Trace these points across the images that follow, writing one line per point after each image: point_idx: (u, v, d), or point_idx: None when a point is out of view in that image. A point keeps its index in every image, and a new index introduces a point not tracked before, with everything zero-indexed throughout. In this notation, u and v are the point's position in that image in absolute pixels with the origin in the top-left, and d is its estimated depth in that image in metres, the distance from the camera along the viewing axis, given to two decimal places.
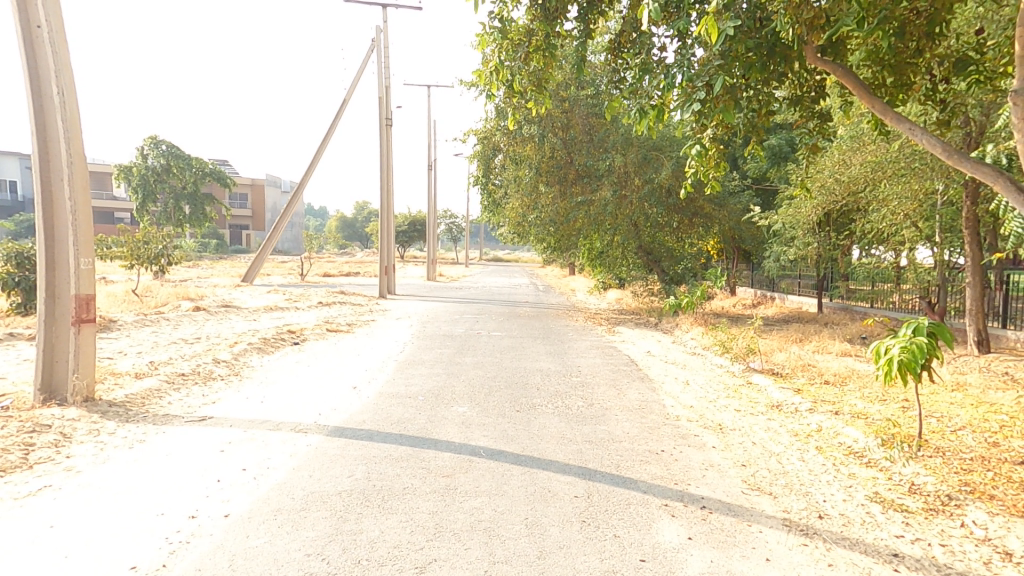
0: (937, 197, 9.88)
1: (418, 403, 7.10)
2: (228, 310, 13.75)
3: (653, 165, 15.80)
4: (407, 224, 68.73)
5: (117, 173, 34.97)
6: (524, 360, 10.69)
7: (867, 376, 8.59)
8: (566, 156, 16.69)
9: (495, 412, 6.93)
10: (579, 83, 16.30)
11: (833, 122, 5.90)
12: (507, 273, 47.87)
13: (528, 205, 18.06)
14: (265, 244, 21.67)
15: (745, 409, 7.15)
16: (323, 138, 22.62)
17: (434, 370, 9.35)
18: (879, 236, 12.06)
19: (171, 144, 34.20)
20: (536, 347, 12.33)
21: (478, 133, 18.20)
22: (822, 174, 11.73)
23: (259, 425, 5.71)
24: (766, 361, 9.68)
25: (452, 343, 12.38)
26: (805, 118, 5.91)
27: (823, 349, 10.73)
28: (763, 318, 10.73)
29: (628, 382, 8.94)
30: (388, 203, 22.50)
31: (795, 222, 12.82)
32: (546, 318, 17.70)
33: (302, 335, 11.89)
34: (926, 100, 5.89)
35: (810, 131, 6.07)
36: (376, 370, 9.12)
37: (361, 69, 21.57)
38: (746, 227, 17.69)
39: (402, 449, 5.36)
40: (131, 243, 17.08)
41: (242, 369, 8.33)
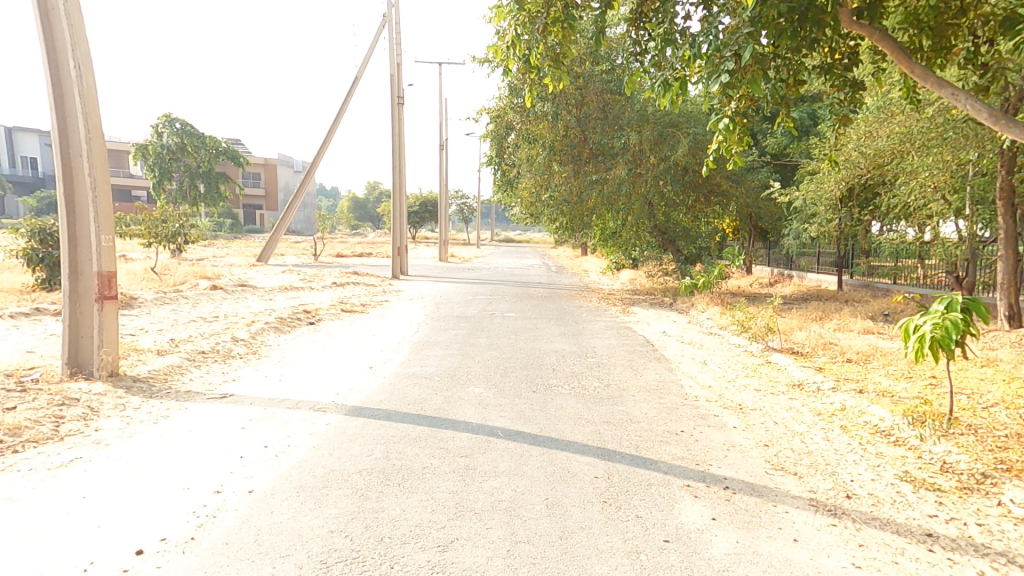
0: (969, 167, 9.68)
1: (434, 384, 7.11)
2: (245, 290, 13.86)
3: (669, 142, 15.49)
4: (419, 205, 68.66)
5: (132, 152, 35.13)
6: (539, 341, 10.67)
7: (891, 354, 8.42)
8: (580, 134, 16.43)
9: (512, 393, 6.91)
10: (594, 58, 15.95)
11: (865, 91, 5.66)
12: (519, 254, 47.78)
13: (541, 184, 17.86)
14: (279, 223, 21.72)
15: (765, 389, 7.08)
16: (335, 117, 22.49)
17: (449, 350, 9.36)
18: (904, 212, 11.73)
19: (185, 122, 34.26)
20: (551, 328, 12.27)
21: (491, 111, 17.91)
22: (847, 148, 11.41)
23: (278, 403, 5.75)
24: (785, 340, 9.55)
25: (467, 324, 12.39)
26: (836, 88, 5.67)
27: (845, 327, 10.53)
28: (782, 297, 10.56)
29: (645, 362, 8.87)
30: (401, 183, 22.40)
31: (816, 199, 12.54)
32: (560, 298, 17.64)
33: (318, 315, 11.96)
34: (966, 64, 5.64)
35: (841, 101, 5.84)
36: (392, 350, 9.14)
37: (372, 47, 21.32)
38: (764, 204, 17.30)
39: (420, 429, 5.37)
40: (149, 221, 17.16)
41: (260, 348, 8.39)
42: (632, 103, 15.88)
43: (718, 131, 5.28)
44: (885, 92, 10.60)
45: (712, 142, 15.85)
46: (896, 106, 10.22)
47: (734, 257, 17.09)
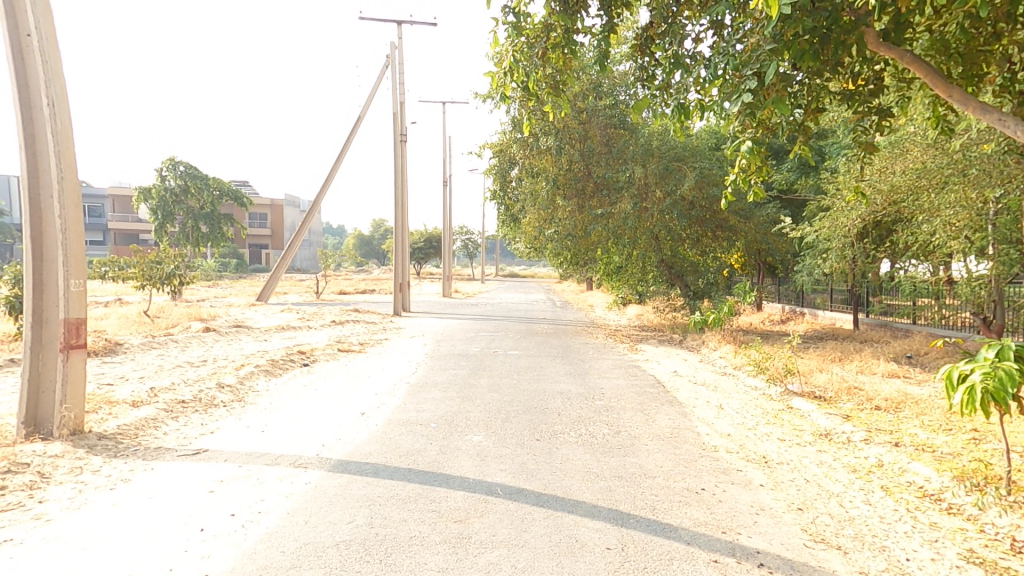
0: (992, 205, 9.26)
1: (430, 432, 6.56)
2: (239, 331, 13.43)
3: (675, 176, 15.29)
4: (424, 241, 68.88)
5: (138, 196, 35.43)
6: (544, 382, 10.09)
7: (925, 401, 7.86)
8: (584, 168, 16.28)
9: (513, 442, 6.36)
10: (597, 94, 16.01)
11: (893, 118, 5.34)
12: (525, 290, 47.42)
13: (545, 219, 17.64)
14: (279, 262, 21.50)
15: (789, 438, 6.56)
16: (338, 155, 22.68)
17: (448, 393, 8.81)
18: (924, 250, 11.18)
19: (188, 164, 34.31)
20: (556, 367, 11.72)
21: (494, 146, 17.88)
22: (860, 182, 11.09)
23: (256, 459, 5.25)
24: (805, 382, 8.99)
25: (468, 363, 11.85)
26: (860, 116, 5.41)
27: (868, 369, 9.95)
28: (799, 335, 10.05)
29: (657, 406, 8.29)
30: (403, 220, 22.29)
31: (831, 235, 12.02)
32: (565, 336, 17.11)
33: (313, 356, 11.47)
34: (1000, 93, 5.47)
35: (867, 129, 5.59)
36: (386, 394, 8.62)
37: (376, 86, 21.63)
38: (774, 238, 16.92)
39: (410, 487, 4.82)
40: (143, 262, 16.84)
41: (247, 394, 7.90)
42: (636, 137, 15.86)
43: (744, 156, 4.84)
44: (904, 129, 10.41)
45: (719, 176, 15.64)
46: (915, 140, 9.95)
47: (746, 293, 16.56)
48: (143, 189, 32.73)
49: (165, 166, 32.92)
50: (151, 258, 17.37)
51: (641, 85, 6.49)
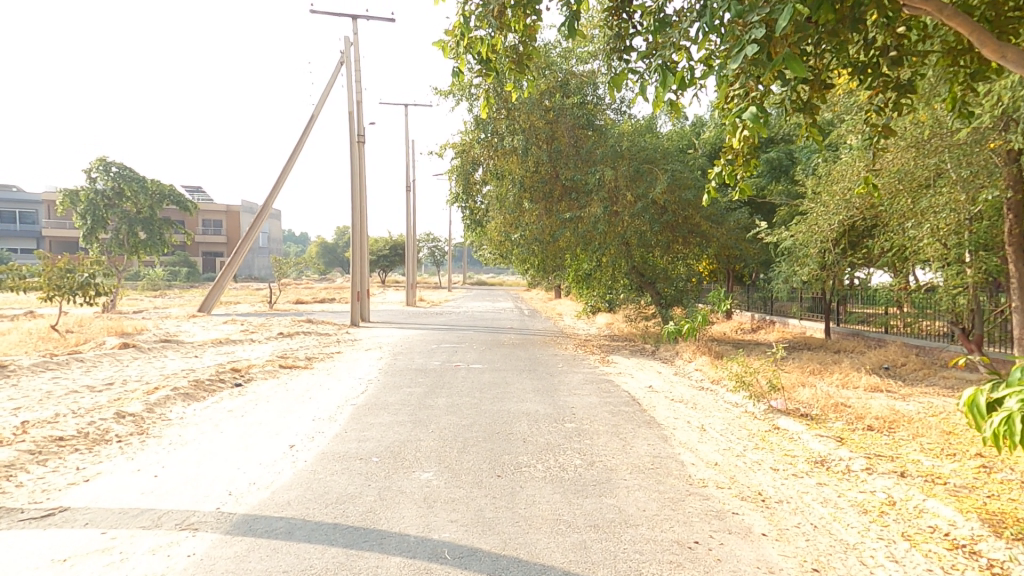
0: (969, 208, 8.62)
1: (369, 471, 5.47)
2: (167, 346, 11.97)
3: (646, 179, 14.70)
4: (389, 249, 67.21)
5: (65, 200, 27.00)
6: (508, 401, 9.12)
7: (919, 420, 7.22)
8: (551, 170, 15.54)
9: (469, 480, 5.32)
10: (564, 92, 15.38)
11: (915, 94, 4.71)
12: (493, 299, 46.50)
13: (511, 223, 16.70)
14: (225, 269, 19.90)
15: (784, 468, 5.73)
16: (291, 155, 21.34)
17: (399, 417, 7.72)
18: (900, 255, 10.67)
19: (117, 162, 26.66)
20: (522, 383, 10.75)
21: (456, 146, 16.94)
22: (839, 184, 10.58)
23: (129, 521, 4.11)
24: (789, 399, 8.29)
25: (425, 380, 10.76)
26: (876, 90, 4.81)
27: (850, 383, 9.36)
28: (782, 347, 9.41)
29: (633, 428, 7.42)
30: (361, 224, 20.99)
31: (809, 241, 11.38)
32: (533, 347, 16.18)
33: (248, 374, 10.18)
34: None
35: (883, 107, 5.01)
36: (325, 419, 7.45)
37: (330, 84, 20.49)
38: (746, 244, 16.51)
39: (330, 555, 3.75)
40: (49, 271, 15.24)
41: (152, 426, 6.61)
42: (605, 139, 15.25)
43: (748, 125, 3.74)
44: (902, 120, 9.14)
45: (691, 180, 15.12)
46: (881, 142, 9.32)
47: (721, 301, 15.97)
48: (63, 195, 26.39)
49: (90, 169, 26.25)
50: (60, 266, 15.60)
51: (615, 61, 5.70)
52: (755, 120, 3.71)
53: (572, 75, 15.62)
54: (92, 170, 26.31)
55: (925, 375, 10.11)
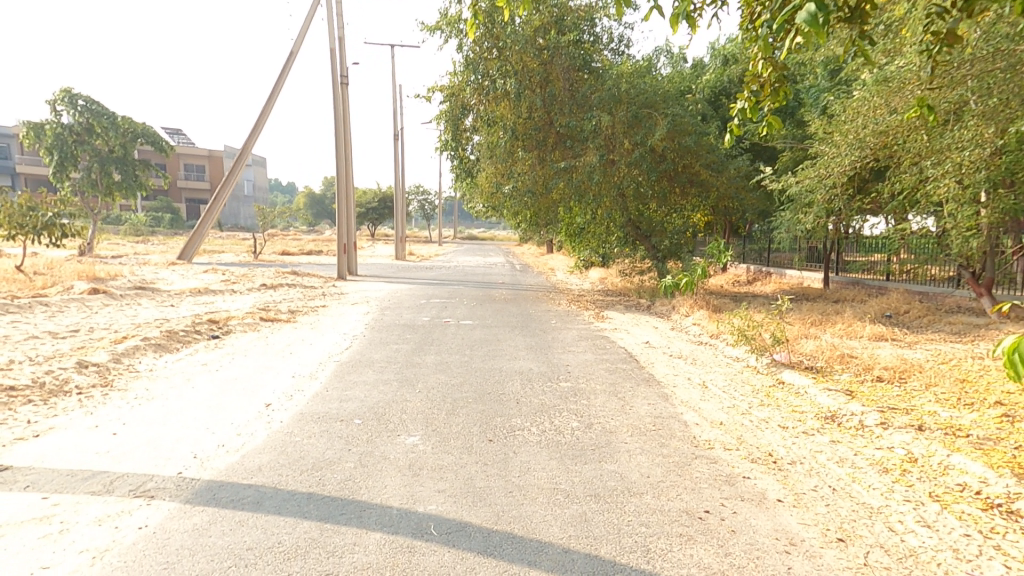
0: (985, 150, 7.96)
1: (350, 434, 5.05)
2: (140, 294, 11.36)
3: (645, 124, 13.92)
4: (378, 202, 65.74)
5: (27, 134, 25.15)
6: (500, 358, 8.75)
7: (929, 369, 6.93)
8: (545, 116, 14.69)
9: (458, 446, 4.94)
10: (560, 28, 14.35)
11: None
12: (483, 253, 45.89)
13: (502, 173, 15.93)
14: (203, 217, 19.03)
15: (793, 424, 5.39)
16: (269, 97, 20.13)
17: (384, 376, 7.32)
18: (910, 199, 10.17)
19: (84, 95, 24.89)
20: (514, 340, 10.36)
21: (445, 88, 15.92)
22: (853, 123, 9.90)
23: (78, 485, 3.68)
24: (792, 350, 7.96)
25: (413, 336, 10.33)
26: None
27: (853, 332, 9.04)
28: (786, 299, 9.06)
29: (631, 387, 7.08)
30: (346, 173, 20.06)
31: (817, 187, 10.83)
32: (525, 301, 15.78)
33: (226, 326, 9.68)
34: None
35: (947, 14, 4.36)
36: (306, 376, 7.01)
37: (309, 19, 19.08)
38: (746, 195, 15.97)
39: (302, 530, 3.34)
40: (8, 210, 14.44)
41: (116, 377, 6.13)
42: (602, 82, 14.35)
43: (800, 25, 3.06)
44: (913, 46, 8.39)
45: (693, 126, 14.33)
46: (907, 79, 8.49)
47: (719, 254, 15.51)
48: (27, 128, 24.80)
49: (55, 102, 24.56)
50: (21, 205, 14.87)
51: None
52: (813, 20, 3.00)
53: (570, 9, 14.54)
54: (58, 103, 24.63)
55: (929, 322, 9.81)
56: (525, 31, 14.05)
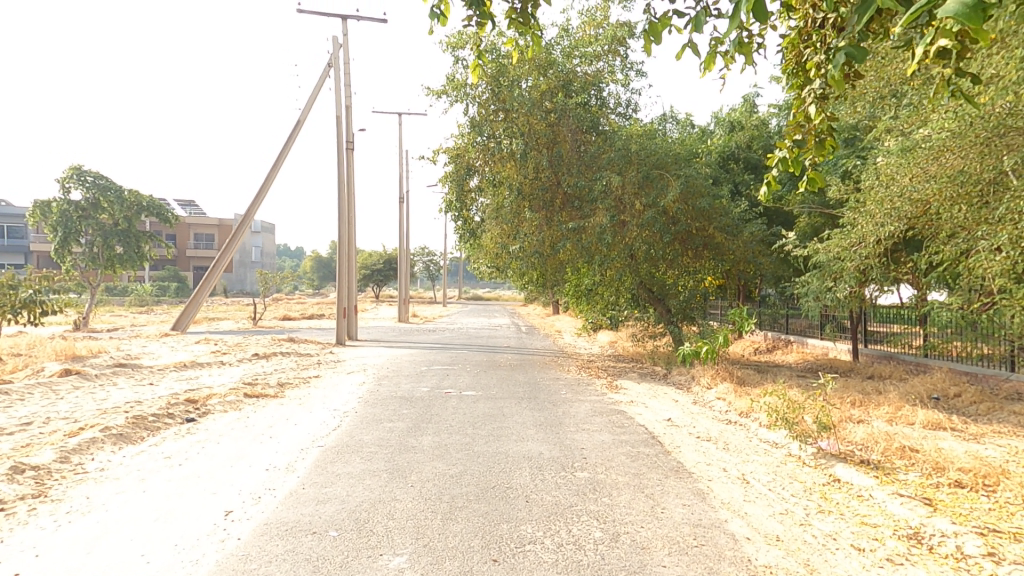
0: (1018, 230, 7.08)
1: (321, 554, 4.06)
2: (118, 373, 10.57)
3: (657, 185, 13.49)
4: (384, 263, 66.14)
5: (34, 215, 25.34)
6: (506, 438, 7.79)
7: (1014, 473, 5.86)
8: (552, 176, 14.43)
9: (455, 570, 3.93)
10: (568, 92, 14.37)
11: None
12: (488, 315, 45.22)
13: (508, 233, 15.53)
14: (202, 284, 18.55)
15: (873, 546, 4.35)
16: (276, 163, 20.23)
17: (375, 465, 6.36)
18: (952, 271, 9.53)
19: (92, 171, 25.26)
20: (522, 415, 9.36)
21: (450, 150, 15.79)
22: (882, 190, 9.31)
23: None
24: (840, 440, 6.98)
25: (412, 411, 9.40)
26: None
27: (903, 420, 8.12)
28: (830, 379, 8.20)
29: (659, 480, 6.07)
30: (349, 237, 19.78)
31: (846, 254, 10.15)
32: (532, 368, 14.89)
33: (206, 407, 8.80)
34: None
35: None
36: (284, 468, 6.05)
37: (317, 88, 19.46)
38: (764, 258, 15.33)
39: None
40: None
41: (56, 483, 5.22)
42: (610, 143, 14.15)
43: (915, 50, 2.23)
44: (953, 109, 7.88)
45: (706, 186, 13.94)
46: (942, 145, 7.96)
47: (742, 321, 14.59)
48: (35, 207, 25.01)
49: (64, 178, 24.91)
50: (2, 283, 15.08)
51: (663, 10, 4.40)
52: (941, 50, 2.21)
53: (576, 75, 14.70)
54: (66, 179, 24.92)
55: (986, 410, 8.80)
56: (531, 95, 14.08)
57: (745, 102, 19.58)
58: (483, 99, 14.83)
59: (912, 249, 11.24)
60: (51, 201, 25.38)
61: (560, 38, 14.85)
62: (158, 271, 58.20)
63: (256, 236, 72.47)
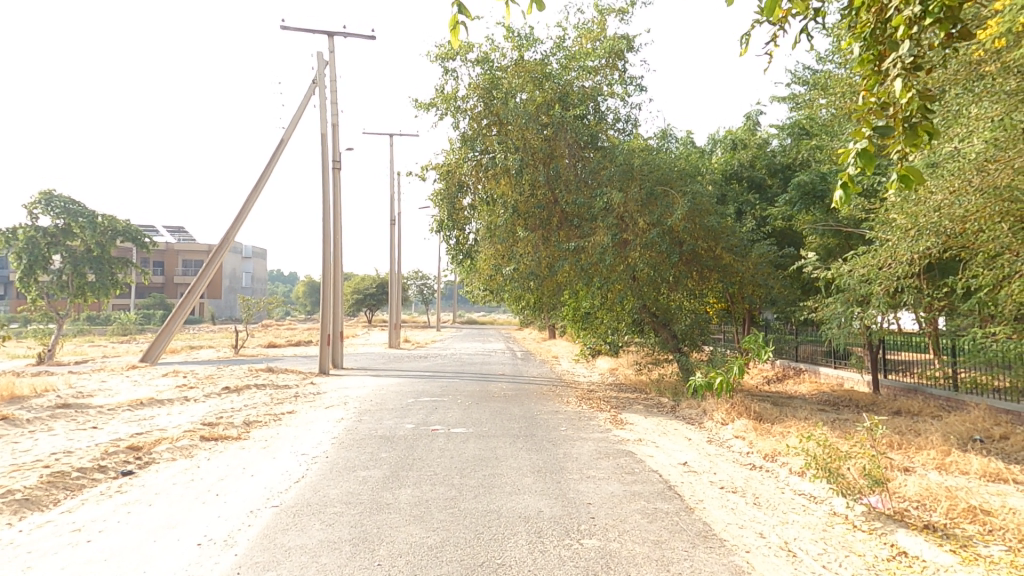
0: None
1: None
2: (60, 415, 9.36)
3: (661, 202, 12.63)
4: (377, 287, 65.06)
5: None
6: (499, 490, 6.66)
7: None
8: (549, 193, 13.60)
9: None
10: (565, 105, 13.65)
11: None
12: (483, 339, 43.98)
13: (502, 254, 14.60)
14: (174, 310, 17.39)
15: None
16: (258, 183, 19.35)
17: (338, 533, 5.20)
18: (994, 297, 8.56)
19: (62, 196, 24.22)
20: (517, 458, 8.20)
21: (440, 166, 14.90)
22: (912, 207, 8.41)
23: None
24: (892, 496, 5.91)
25: (392, 455, 8.26)
26: None
27: (955, 468, 7.09)
28: (876, 423, 6.66)
29: (685, 552, 4.95)
30: (335, 260, 18.79)
31: (875, 275, 9.17)
32: (528, 399, 13.76)
33: (151, 455, 7.60)
34: None
35: None
36: (221, 544, 4.87)
37: (302, 105, 18.68)
38: (774, 279, 14.39)
39: None
40: None
41: None
42: (610, 158, 13.32)
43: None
44: (997, 117, 7.04)
45: (712, 204, 13.08)
46: (985, 155, 7.07)
47: (757, 348, 13.19)
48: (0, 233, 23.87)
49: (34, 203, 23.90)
50: None
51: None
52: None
53: (573, 87, 13.99)
54: (36, 204, 23.89)
55: None
56: (527, 108, 13.32)
57: (747, 119, 18.97)
58: (475, 113, 14.09)
59: (944, 273, 10.32)
60: (16, 227, 24.19)
61: (556, 50, 14.17)
62: (145, 297, 56.84)
63: (247, 260, 71.51)
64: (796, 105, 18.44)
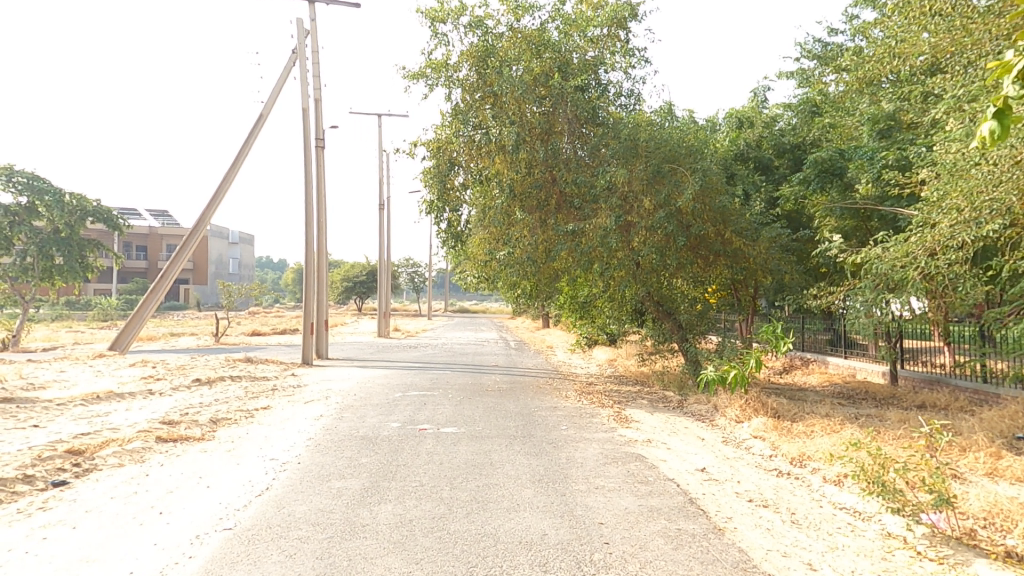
0: None
1: None
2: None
3: (668, 181, 11.67)
4: (366, 274, 63.82)
5: None
6: (496, 505, 5.72)
7: None
8: (548, 172, 12.60)
9: None
10: (566, 74, 12.60)
11: None
12: (474, 328, 43.14)
13: (497, 238, 13.59)
14: (144, 296, 16.24)
15: None
16: (235, 162, 18.12)
17: (299, 568, 4.23)
18: None
19: (26, 172, 22.96)
20: (515, 464, 7.25)
21: (429, 143, 13.79)
22: (961, 183, 7.49)
23: None
24: (955, 514, 5.06)
25: (373, 459, 7.29)
26: None
27: (1012, 475, 6.26)
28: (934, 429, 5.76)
29: None
30: (318, 244, 17.66)
31: (912, 259, 8.28)
32: (524, 393, 12.85)
33: (92, 462, 6.57)
34: None
35: None
36: None
37: (282, 78, 17.43)
38: (786, 265, 13.53)
39: None
40: None
41: None
42: (614, 133, 12.34)
43: None
44: None
45: (722, 183, 12.17)
46: None
47: (776, 341, 12.01)
48: None
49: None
50: None
51: None
52: None
53: (573, 57, 12.93)
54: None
55: None
56: (525, 77, 12.26)
57: (753, 98, 18.01)
58: (468, 84, 13.02)
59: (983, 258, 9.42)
60: None
61: (554, 16, 13.06)
62: (127, 284, 55.17)
63: (235, 247, 70.39)
64: (805, 83, 17.52)
